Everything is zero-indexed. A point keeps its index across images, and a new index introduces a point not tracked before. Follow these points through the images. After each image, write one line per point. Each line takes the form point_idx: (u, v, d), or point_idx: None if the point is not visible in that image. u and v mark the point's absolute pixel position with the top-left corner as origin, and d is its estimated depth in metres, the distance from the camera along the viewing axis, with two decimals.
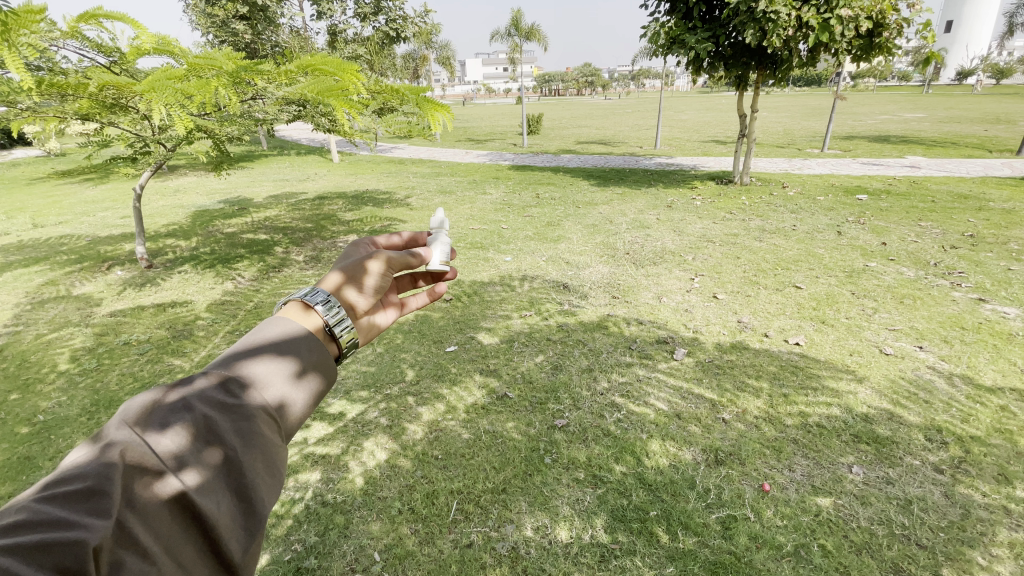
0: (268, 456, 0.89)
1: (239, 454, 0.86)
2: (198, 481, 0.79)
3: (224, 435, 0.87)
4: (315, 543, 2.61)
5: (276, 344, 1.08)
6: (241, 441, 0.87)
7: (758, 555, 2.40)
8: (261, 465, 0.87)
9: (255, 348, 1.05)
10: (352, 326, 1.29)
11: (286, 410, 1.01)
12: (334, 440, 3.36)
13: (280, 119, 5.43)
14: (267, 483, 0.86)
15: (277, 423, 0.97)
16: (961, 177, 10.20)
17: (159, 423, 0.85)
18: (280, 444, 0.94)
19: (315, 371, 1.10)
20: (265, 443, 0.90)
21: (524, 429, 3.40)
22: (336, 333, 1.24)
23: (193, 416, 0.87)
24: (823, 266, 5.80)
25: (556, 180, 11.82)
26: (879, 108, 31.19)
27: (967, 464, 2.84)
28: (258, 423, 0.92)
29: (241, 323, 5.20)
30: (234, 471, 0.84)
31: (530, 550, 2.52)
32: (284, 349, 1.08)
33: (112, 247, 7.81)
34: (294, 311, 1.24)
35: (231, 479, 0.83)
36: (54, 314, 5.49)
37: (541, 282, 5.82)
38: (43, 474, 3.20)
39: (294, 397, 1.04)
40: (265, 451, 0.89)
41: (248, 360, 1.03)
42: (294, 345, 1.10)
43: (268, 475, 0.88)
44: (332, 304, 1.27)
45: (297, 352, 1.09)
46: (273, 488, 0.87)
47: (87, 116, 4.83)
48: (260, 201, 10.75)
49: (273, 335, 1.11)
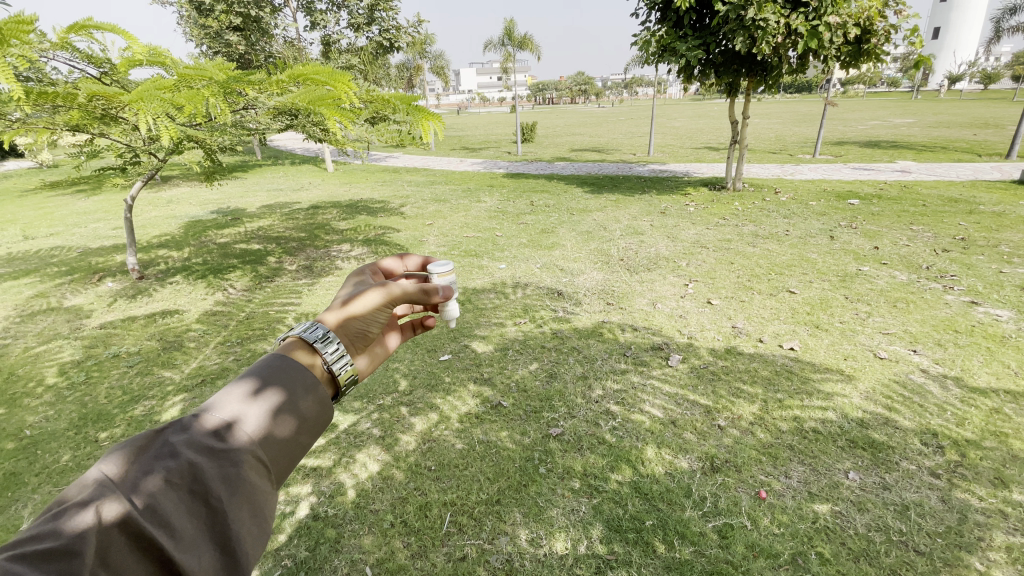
0: (254, 502, 0.91)
1: (224, 504, 0.86)
2: (180, 536, 0.81)
3: (209, 484, 0.88)
4: (305, 559, 2.56)
5: (274, 377, 1.09)
6: (227, 490, 0.88)
7: (755, 564, 2.37)
8: (247, 515, 0.88)
9: (246, 383, 1.06)
10: (351, 363, 1.32)
11: (275, 450, 1.02)
12: (326, 452, 3.32)
13: (272, 128, 5.42)
14: (251, 534, 0.88)
15: (267, 465, 0.98)
16: (950, 181, 10.30)
17: (143, 473, 0.86)
18: (267, 487, 0.96)
19: (311, 407, 1.10)
20: (251, 492, 0.91)
21: (519, 438, 3.37)
22: (335, 371, 1.27)
23: (178, 463, 0.89)
24: (816, 270, 5.81)
25: (550, 188, 11.85)
26: (869, 113, 31.53)
27: (963, 468, 2.82)
28: (245, 470, 0.93)
29: (232, 333, 5.15)
30: (217, 523, 0.86)
31: (525, 563, 2.49)
32: (275, 382, 1.08)
33: (104, 258, 7.75)
34: (293, 347, 1.27)
35: (214, 530, 0.85)
36: (43, 327, 5.43)
37: (535, 289, 5.80)
38: (29, 490, 3.14)
39: (285, 436, 1.04)
40: (251, 499, 0.90)
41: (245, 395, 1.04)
42: (288, 378, 1.10)
43: (253, 524, 0.89)
44: (330, 340, 1.31)
45: (291, 385, 1.10)
46: (259, 537, 0.89)
47: (77, 126, 4.79)
48: (253, 211, 10.72)
49: (269, 367, 1.12)
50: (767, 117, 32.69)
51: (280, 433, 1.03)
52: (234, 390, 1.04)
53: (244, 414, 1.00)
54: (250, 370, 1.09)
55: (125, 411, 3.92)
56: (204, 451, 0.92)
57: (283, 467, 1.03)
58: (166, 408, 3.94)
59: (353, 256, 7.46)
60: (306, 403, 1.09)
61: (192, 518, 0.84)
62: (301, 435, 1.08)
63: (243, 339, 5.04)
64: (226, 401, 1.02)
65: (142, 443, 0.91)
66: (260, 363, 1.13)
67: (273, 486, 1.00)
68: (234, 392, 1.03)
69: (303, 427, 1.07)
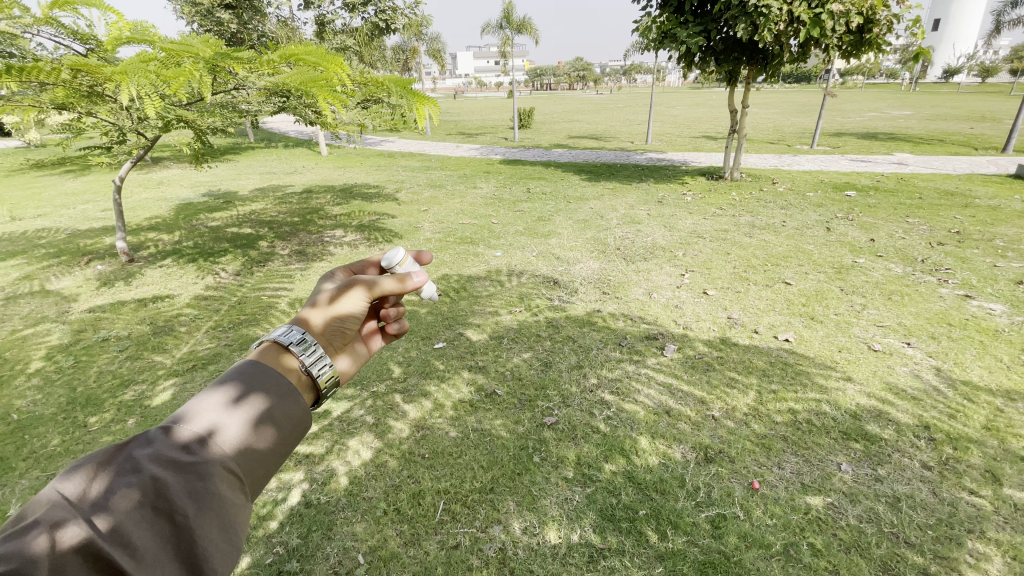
0: (222, 517, 0.86)
1: (190, 520, 0.82)
2: (141, 556, 0.76)
3: (175, 499, 0.83)
4: (298, 546, 2.55)
5: (244, 386, 1.06)
6: (194, 505, 0.84)
7: (747, 555, 2.38)
8: (214, 531, 0.84)
9: (219, 393, 1.03)
10: (331, 365, 1.28)
11: (247, 463, 0.98)
12: (318, 439, 3.30)
13: (264, 110, 5.31)
14: (218, 551, 0.83)
15: (238, 478, 0.94)
16: (948, 174, 10.30)
17: (100, 491, 0.81)
18: (236, 503, 0.91)
19: (284, 419, 1.07)
20: (221, 506, 0.86)
21: (513, 427, 3.36)
22: (315, 375, 1.23)
23: (142, 479, 0.84)
24: (812, 262, 5.81)
25: (546, 175, 11.76)
26: (868, 104, 31.47)
27: (952, 460, 2.85)
28: (215, 483, 0.89)
29: (224, 318, 5.09)
30: (183, 541, 0.81)
31: (518, 552, 2.49)
32: (248, 393, 1.05)
33: (92, 240, 7.62)
34: (270, 352, 1.23)
35: (178, 550, 0.80)
36: (31, 309, 5.34)
37: (530, 278, 5.76)
38: (17, 474, 3.10)
39: (258, 450, 1.01)
40: (220, 515, 0.86)
41: (215, 403, 1.00)
42: (260, 388, 1.07)
43: (222, 541, 0.85)
44: (308, 343, 1.27)
45: (264, 394, 1.07)
46: (228, 555, 0.85)
47: (64, 104, 4.66)
48: (245, 194, 10.56)
49: (241, 376, 1.09)
50: (767, 107, 32.51)
51: (253, 446, 1.00)
52: (205, 404, 1.00)
53: (222, 424, 0.97)
54: (219, 381, 1.06)
55: (115, 395, 3.88)
56: (170, 465, 0.87)
57: (253, 482, 0.99)
58: (156, 393, 3.90)
59: (346, 241, 7.39)
60: (279, 412, 1.06)
61: (156, 537, 0.79)
62: (274, 449, 1.04)
63: (235, 324, 4.97)
64: (190, 419, 0.97)
65: (101, 458, 0.87)
66: (231, 373, 1.10)
67: (245, 502, 0.96)
68: (201, 410, 0.99)
69: (276, 440, 1.04)
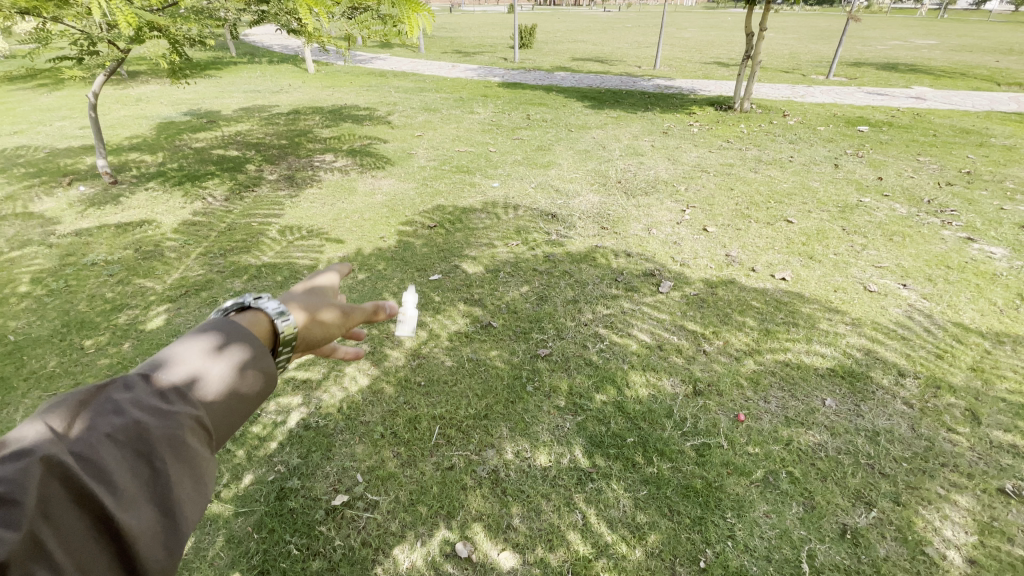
0: (204, 470, 0.79)
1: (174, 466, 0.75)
2: (121, 495, 0.68)
3: (158, 444, 0.75)
4: (298, 465, 2.65)
5: (230, 337, 0.97)
6: (178, 451, 0.76)
7: (729, 481, 2.50)
8: (195, 483, 0.77)
9: (204, 342, 0.95)
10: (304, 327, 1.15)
11: (230, 416, 0.90)
12: (315, 365, 3.35)
13: (244, 18, 4.88)
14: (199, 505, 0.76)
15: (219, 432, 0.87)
16: (965, 111, 9.90)
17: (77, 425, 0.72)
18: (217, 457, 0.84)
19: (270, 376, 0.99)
20: (203, 458, 0.79)
21: (507, 358, 3.40)
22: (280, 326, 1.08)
23: (123, 419, 0.76)
24: (817, 200, 5.68)
25: (547, 101, 11.19)
26: (891, 32, 29.75)
27: (933, 398, 2.93)
28: (197, 432, 0.81)
29: (215, 245, 4.99)
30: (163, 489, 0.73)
31: (510, 473, 2.60)
32: (236, 345, 0.97)
33: (72, 160, 7.30)
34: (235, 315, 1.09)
35: (157, 497, 0.72)
36: (15, 231, 5.20)
37: (528, 210, 5.63)
38: (17, 394, 3.14)
39: (241, 406, 0.93)
40: (202, 466, 0.78)
41: (203, 352, 0.93)
42: (249, 342, 0.99)
43: (202, 494, 0.77)
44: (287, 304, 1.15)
45: (249, 345, 0.99)
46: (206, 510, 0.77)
47: (24, 7, 4.26)
48: (229, 114, 10.04)
49: (225, 329, 1.00)
50: (782, 32, 30.70)
51: (237, 400, 0.91)
52: (186, 351, 0.91)
53: (208, 376, 0.89)
54: (198, 333, 0.97)
55: (109, 320, 3.87)
56: (153, 409, 0.79)
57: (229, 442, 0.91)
58: (151, 318, 3.89)
59: (338, 167, 7.12)
60: (264, 369, 0.98)
61: (136, 479, 0.71)
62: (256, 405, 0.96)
63: (227, 251, 4.88)
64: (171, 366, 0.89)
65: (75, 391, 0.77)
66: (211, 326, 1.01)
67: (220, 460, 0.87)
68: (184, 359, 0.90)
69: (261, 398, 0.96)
